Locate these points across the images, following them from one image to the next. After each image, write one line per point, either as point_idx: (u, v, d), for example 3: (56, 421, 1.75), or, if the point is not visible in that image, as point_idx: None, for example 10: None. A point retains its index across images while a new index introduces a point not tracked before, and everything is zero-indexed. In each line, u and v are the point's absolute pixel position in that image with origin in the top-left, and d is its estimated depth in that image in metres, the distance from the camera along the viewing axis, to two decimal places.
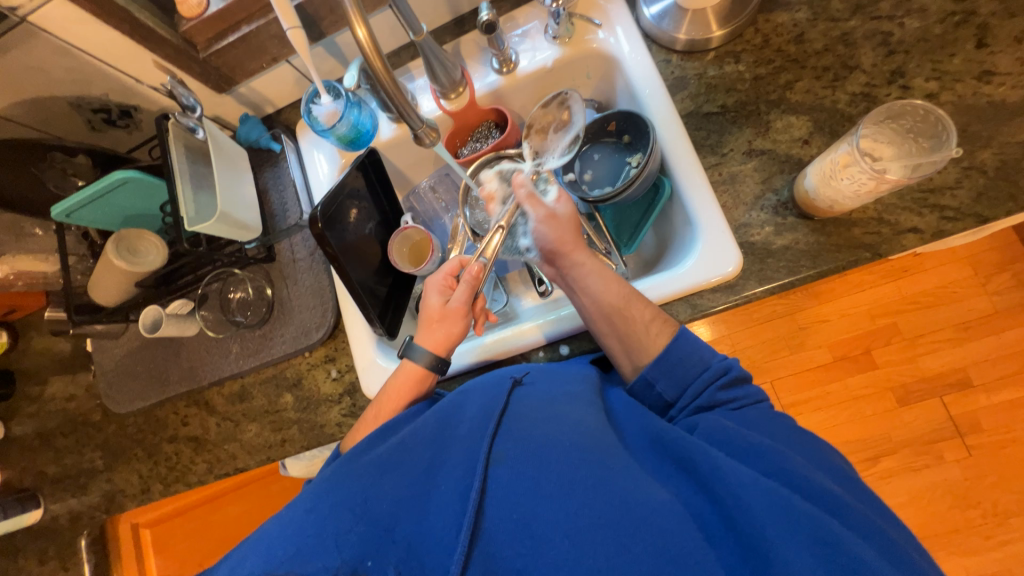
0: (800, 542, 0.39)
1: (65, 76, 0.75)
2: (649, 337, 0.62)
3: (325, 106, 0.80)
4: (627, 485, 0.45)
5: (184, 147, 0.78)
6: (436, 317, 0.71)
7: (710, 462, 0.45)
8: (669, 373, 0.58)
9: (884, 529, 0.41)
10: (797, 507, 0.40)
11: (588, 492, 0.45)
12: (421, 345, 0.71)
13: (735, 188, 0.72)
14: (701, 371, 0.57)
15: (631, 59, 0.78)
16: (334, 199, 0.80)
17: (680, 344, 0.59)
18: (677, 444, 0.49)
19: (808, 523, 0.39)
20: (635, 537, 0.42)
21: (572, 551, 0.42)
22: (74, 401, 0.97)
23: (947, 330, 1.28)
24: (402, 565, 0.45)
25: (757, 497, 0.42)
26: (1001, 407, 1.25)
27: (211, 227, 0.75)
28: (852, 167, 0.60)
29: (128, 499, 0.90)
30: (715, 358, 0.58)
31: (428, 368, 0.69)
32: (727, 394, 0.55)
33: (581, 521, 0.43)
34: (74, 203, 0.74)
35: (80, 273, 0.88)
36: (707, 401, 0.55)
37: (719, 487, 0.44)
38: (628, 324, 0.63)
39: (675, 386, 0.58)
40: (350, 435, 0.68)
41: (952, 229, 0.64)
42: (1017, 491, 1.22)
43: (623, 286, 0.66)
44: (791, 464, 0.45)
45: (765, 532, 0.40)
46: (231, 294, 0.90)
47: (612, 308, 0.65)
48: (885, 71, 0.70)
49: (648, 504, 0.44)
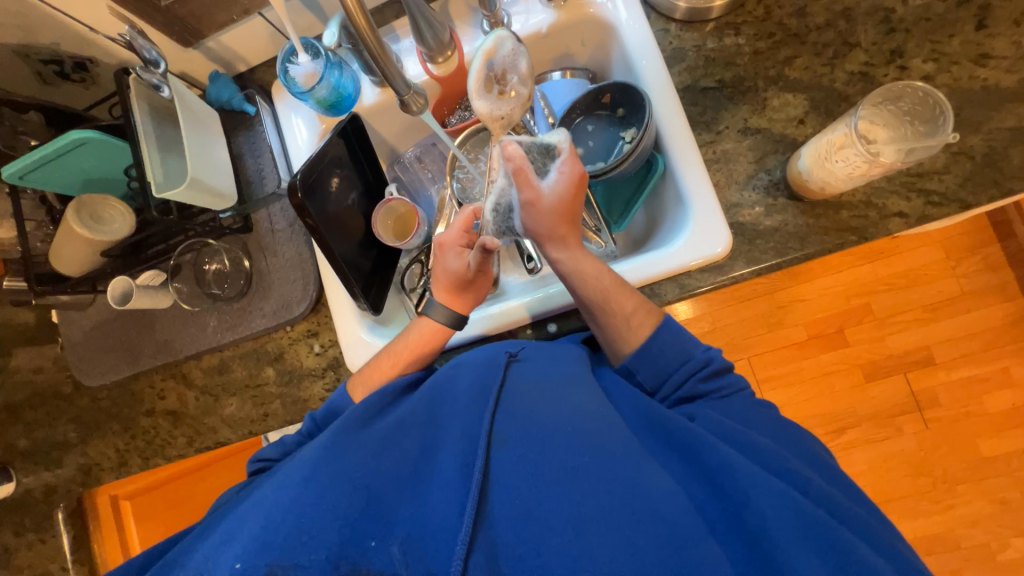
0: (802, 539, 0.40)
1: (8, 21, 0.67)
2: (631, 330, 0.63)
3: (303, 65, 0.74)
4: (630, 472, 0.46)
5: (148, 105, 0.73)
6: (461, 280, 0.70)
7: (719, 457, 0.47)
8: (650, 363, 0.61)
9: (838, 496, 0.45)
10: (804, 507, 0.42)
11: (592, 477, 0.45)
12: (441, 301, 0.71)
13: (728, 167, 0.71)
14: (684, 362, 0.61)
15: (628, 27, 0.74)
16: (315, 166, 0.76)
17: (663, 335, 0.62)
18: (683, 435, 0.51)
19: (815, 525, 0.41)
20: (640, 528, 0.42)
21: (575, 538, 0.41)
22: (42, 372, 0.93)
23: (916, 310, 1.33)
24: (407, 554, 0.42)
25: (768, 498, 0.43)
26: (960, 383, 1.32)
27: (182, 194, 0.70)
28: (848, 149, 0.60)
29: (105, 472, 0.88)
30: (698, 349, 0.61)
31: (446, 325, 0.70)
32: (709, 385, 0.59)
33: (585, 506, 0.43)
34: (26, 163, 0.68)
35: (39, 240, 0.83)
36: (688, 392, 0.59)
37: (727, 483, 0.45)
38: (610, 316, 0.64)
39: (654, 376, 0.61)
40: (357, 381, 0.67)
41: (935, 214, 0.65)
42: (964, 460, 1.31)
43: (605, 274, 0.65)
44: (795, 466, 0.47)
45: (774, 530, 0.41)
46: (206, 266, 0.86)
47: (592, 302, 0.65)
48: (884, 50, 0.69)
49: (653, 493, 0.45)
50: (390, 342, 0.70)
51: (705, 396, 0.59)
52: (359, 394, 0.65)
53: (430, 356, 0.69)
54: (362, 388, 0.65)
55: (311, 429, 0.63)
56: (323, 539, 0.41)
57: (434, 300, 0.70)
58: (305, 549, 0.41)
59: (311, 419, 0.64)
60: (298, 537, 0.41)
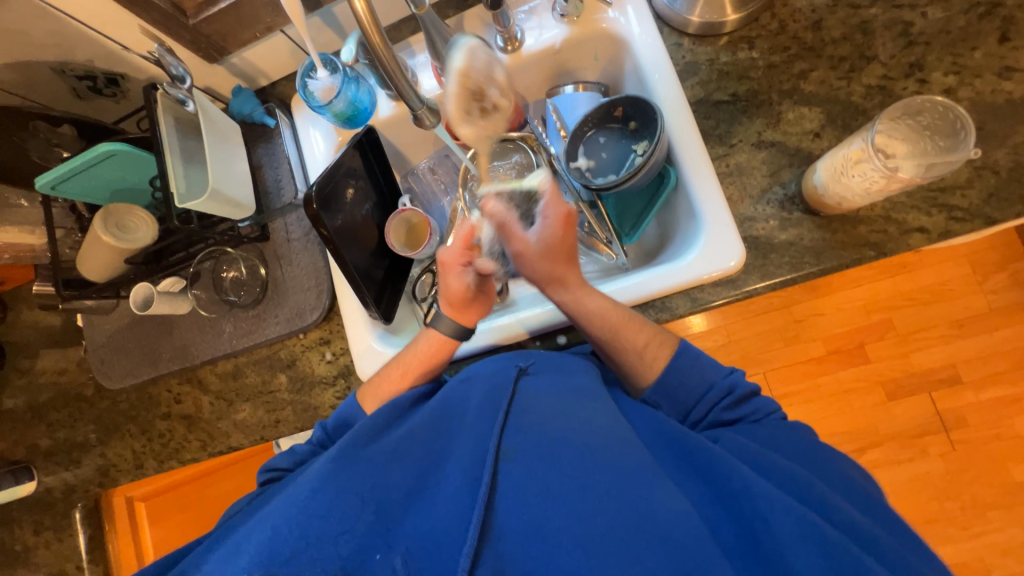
0: (827, 573, 0.38)
1: (46, 40, 0.71)
2: (645, 363, 0.63)
3: (322, 81, 0.77)
4: (643, 492, 0.45)
5: (173, 119, 0.75)
6: (462, 298, 0.68)
7: (741, 481, 0.45)
8: (672, 395, 0.61)
9: (857, 517, 0.43)
10: (834, 541, 0.40)
11: (603, 496, 0.44)
12: (445, 313, 0.70)
13: (742, 180, 0.70)
14: (705, 390, 0.60)
15: (640, 42, 0.75)
16: (331, 177, 0.78)
17: (680, 363, 0.61)
18: (700, 453, 0.50)
19: (843, 557, 0.39)
20: (651, 550, 0.41)
21: (584, 558, 0.41)
22: (65, 374, 0.96)
23: (941, 327, 1.29)
24: (411, 568, 0.44)
25: (790, 525, 0.41)
26: (988, 404, 1.27)
27: (202, 204, 0.73)
28: (864, 164, 0.59)
29: (122, 474, 0.91)
30: (719, 376, 0.61)
31: (452, 337, 0.69)
32: (737, 412, 0.58)
33: (593, 525, 0.43)
34: (58, 174, 0.71)
35: (68, 247, 0.86)
36: (715, 420, 0.59)
37: (745, 506, 0.44)
38: (622, 351, 0.64)
39: (676, 409, 0.61)
40: (367, 388, 0.68)
41: (959, 229, 0.63)
42: (994, 485, 1.25)
43: (616, 312, 0.65)
44: (820, 493, 0.45)
45: (798, 564, 0.39)
46: (224, 273, 0.88)
47: (604, 339, 0.65)
48: (903, 64, 0.68)
49: (665, 514, 0.43)
50: (398, 356, 0.71)
51: (723, 418, 0.58)
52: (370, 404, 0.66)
53: (437, 366, 0.69)
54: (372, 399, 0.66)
55: (321, 437, 0.64)
56: (330, 550, 0.43)
57: (441, 314, 0.69)
58: (310, 559, 0.42)
59: (320, 427, 0.65)
60: (303, 551, 0.42)
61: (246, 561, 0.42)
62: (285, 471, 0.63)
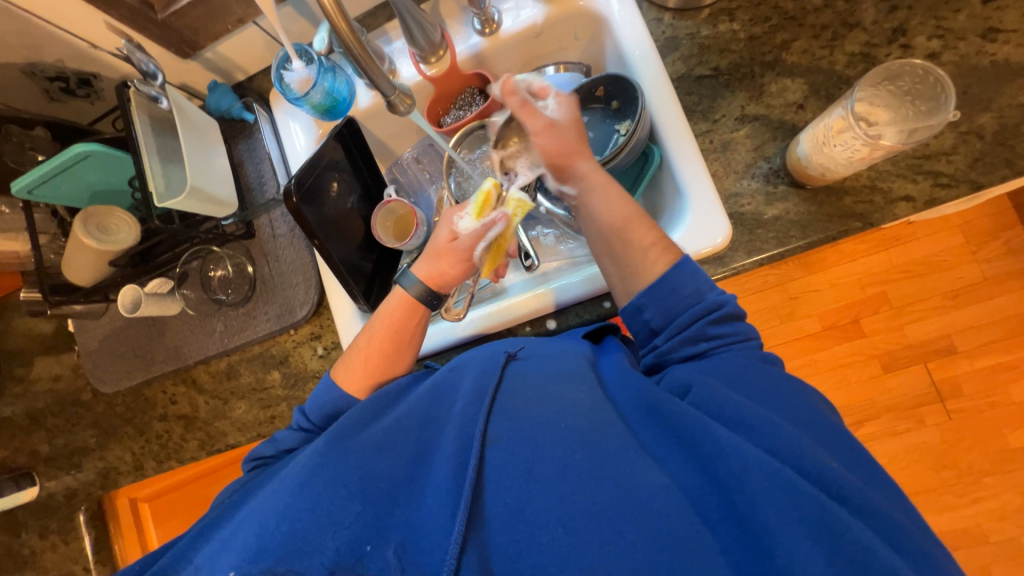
0: (800, 531, 0.39)
1: (13, 41, 0.70)
2: (646, 262, 0.60)
3: (297, 71, 0.75)
4: (624, 468, 0.45)
5: (148, 117, 0.74)
6: (443, 250, 0.67)
7: (718, 443, 0.44)
8: (660, 300, 0.57)
9: (836, 472, 0.42)
10: (802, 492, 0.41)
11: (585, 475, 0.45)
12: (414, 272, 0.68)
13: (726, 156, 0.70)
14: (692, 303, 0.56)
15: (620, 19, 0.73)
16: (312, 171, 0.78)
17: (676, 273, 0.57)
18: (678, 419, 0.48)
19: (815, 511, 0.40)
20: (631, 523, 0.42)
21: (567, 536, 0.42)
22: (61, 380, 0.96)
23: (934, 298, 1.28)
24: (401, 552, 0.45)
25: (762, 482, 0.41)
26: (983, 372, 1.28)
27: (181, 203, 0.72)
28: (846, 133, 0.59)
29: (123, 476, 0.91)
30: (710, 291, 0.56)
31: (419, 300, 0.67)
32: (719, 329, 0.55)
33: (575, 503, 0.44)
34: (34, 177, 0.70)
35: (53, 253, 0.86)
36: (694, 332, 0.55)
37: (721, 469, 0.43)
38: (627, 247, 0.62)
39: (663, 314, 0.57)
40: (340, 366, 0.67)
41: (945, 196, 0.62)
42: (991, 452, 1.26)
43: (627, 207, 0.64)
44: (807, 451, 0.43)
45: (769, 522, 0.40)
46: (211, 272, 0.88)
47: (612, 229, 0.64)
48: (886, 29, 0.67)
49: (645, 488, 0.44)
50: (364, 330, 0.68)
51: (691, 349, 0.55)
52: (345, 379, 0.64)
53: (403, 331, 0.67)
54: (347, 374, 0.65)
55: (303, 423, 0.63)
56: (326, 543, 0.44)
57: (412, 276, 0.67)
58: (304, 552, 0.44)
59: (301, 412, 0.64)
60: (294, 549, 0.44)
61: (238, 560, 0.44)
62: (272, 458, 0.62)
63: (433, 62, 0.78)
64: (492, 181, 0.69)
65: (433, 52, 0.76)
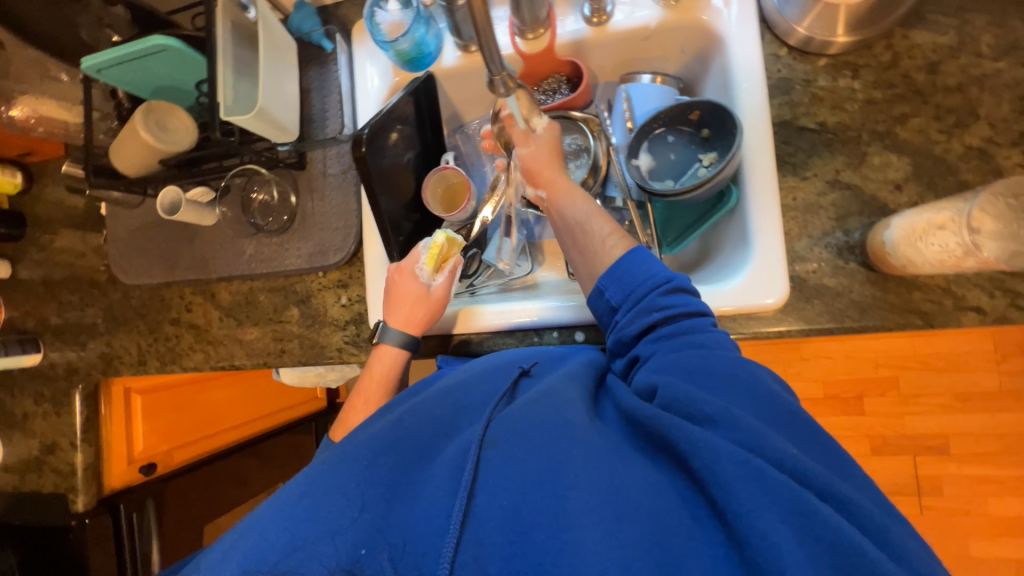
0: (789, 529, 0.37)
1: None
2: (606, 250, 0.63)
3: (392, 14, 0.74)
4: (608, 468, 0.44)
5: (231, 23, 0.71)
6: (415, 301, 0.72)
7: (686, 434, 0.43)
8: (620, 279, 0.59)
9: (793, 453, 0.41)
10: (774, 478, 0.38)
11: (574, 473, 0.44)
12: (393, 326, 0.72)
13: (806, 217, 0.67)
14: (646, 279, 0.58)
15: (738, 43, 0.69)
16: (382, 120, 0.75)
17: (633, 257, 0.59)
18: (652, 421, 0.46)
19: (786, 493, 0.38)
20: (622, 521, 0.40)
21: (560, 534, 0.41)
22: (83, 258, 0.96)
23: (945, 396, 1.27)
24: (397, 562, 0.43)
25: (735, 471, 0.39)
26: (969, 479, 1.27)
27: (247, 122, 0.70)
28: (947, 231, 0.56)
29: (124, 366, 0.93)
30: (662, 269, 0.58)
31: (405, 349, 0.72)
32: (670, 300, 0.55)
33: (563, 500, 0.42)
34: (106, 58, 0.69)
35: (104, 133, 0.84)
36: (650, 307, 0.56)
37: (696, 461, 0.41)
38: (589, 238, 0.66)
39: (623, 291, 0.59)
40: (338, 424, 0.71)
41: (1018, 318, 0.60)
42: (951, 555, 1.28)
43: (589, 203, 0.68)
44: (765, 434, 0.42)
45: (741, 506, 0.38)
46: (254, 194, 0.86)
47: (577, 225, 0.67)
48: (1013, 130, 0.63)
49: (629, 486, 0.42)
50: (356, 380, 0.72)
51: (646, 322, 0.55)
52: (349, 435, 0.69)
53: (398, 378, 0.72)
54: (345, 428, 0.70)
55: None
56: (328, 546, 0.43)
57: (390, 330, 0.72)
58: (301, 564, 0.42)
59: None
60: (296, 548, 0.43)
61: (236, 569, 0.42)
62: None
63: (529, 34, 0.74)
64: (442, 233, 0.75)
65: (532, 24, 0.72)
